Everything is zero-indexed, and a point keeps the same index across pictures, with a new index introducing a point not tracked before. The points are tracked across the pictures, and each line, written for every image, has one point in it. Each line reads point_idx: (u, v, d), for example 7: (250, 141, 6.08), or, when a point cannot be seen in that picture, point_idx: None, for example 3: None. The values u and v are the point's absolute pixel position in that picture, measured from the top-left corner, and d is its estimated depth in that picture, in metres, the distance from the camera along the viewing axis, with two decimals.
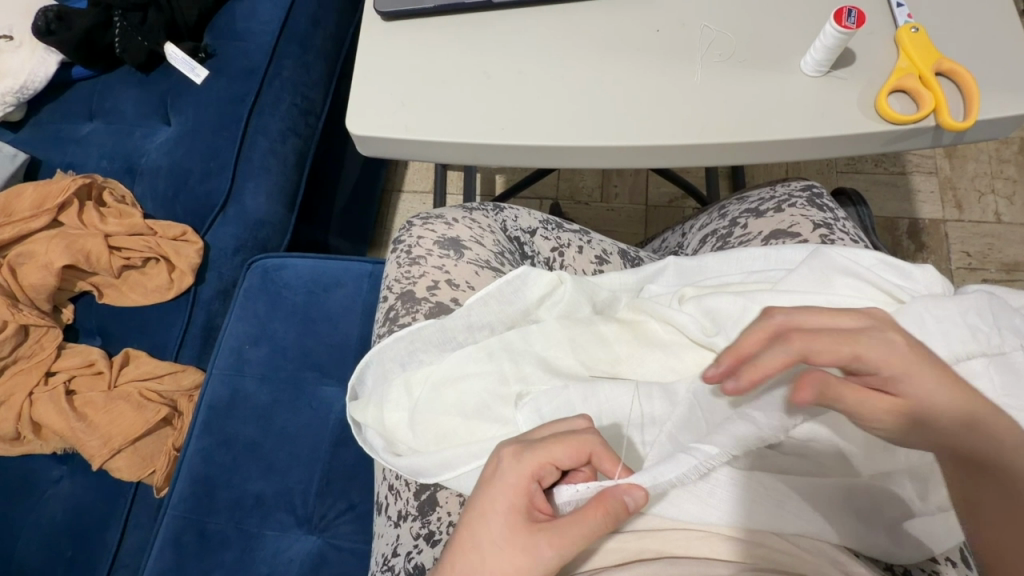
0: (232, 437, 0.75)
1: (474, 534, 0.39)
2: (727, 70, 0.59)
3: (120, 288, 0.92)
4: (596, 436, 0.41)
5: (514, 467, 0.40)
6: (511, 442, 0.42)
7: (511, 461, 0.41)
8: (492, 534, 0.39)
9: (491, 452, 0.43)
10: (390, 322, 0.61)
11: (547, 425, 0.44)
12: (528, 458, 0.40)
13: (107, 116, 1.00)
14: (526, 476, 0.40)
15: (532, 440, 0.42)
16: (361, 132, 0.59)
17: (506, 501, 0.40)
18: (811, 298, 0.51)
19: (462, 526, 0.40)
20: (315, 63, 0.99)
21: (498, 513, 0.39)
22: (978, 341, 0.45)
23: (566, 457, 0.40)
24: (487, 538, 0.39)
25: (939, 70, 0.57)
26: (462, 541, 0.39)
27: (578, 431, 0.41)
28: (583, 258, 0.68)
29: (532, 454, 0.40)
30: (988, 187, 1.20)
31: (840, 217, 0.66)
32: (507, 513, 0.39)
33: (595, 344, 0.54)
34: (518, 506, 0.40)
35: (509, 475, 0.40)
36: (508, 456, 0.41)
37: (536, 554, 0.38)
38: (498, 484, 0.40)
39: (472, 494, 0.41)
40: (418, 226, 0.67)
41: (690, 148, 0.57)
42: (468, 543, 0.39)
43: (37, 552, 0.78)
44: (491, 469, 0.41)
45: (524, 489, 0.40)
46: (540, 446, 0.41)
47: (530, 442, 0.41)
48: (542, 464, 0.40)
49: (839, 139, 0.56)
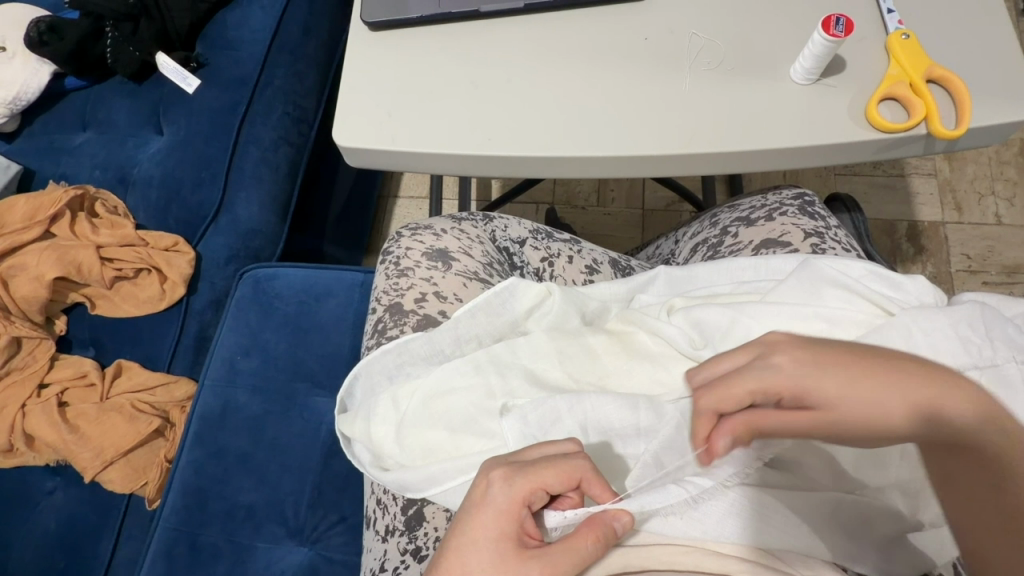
0: (224, 448, 0.75)
1: (464, 561, 0.38)
2: (716, 79, 0.58)
3: (113, 298, 0.92)
4: (585, 460, 0.41)
5: (505, 492, 0.40)
6: (502, 465, 0.41)
7: (501, 485, 0.40)
8: (482, 561, 0.38)
9: (478, 475, 0.42)
10: (378, 335, 0.61)
11: (537, 446, 0.43)
12: (519, 483, 0.40)
13: (99, 126, 1.00)
14: (517, 501, 0.39)
15: (521, 462, 0.41)
16: (347, 144, 0.59)
17: (496, 526, 0.39)
18: (800, 310, 0.50)
19: (450, 554, 0.39)
20: (307, 71, 0.99)
21: (488, 539, 0.39)
22: (970, 353, 0.44)
23: (557, 481, 0.40)
24: (476, 565, 0.38)
25: (931, 76, 0.56)
26: (450, 569, 0.38)
27: (567, 455, 0.41)
28: (573, 268, 0.67)
29: (523, 478, 0.40)
30: (988, 189, 1.19)
31: (833, 224, 0.65)
32: (497, 540, 0.39)
33: (582, 357, 0.54)
34: (508, 532, 0.39)
35: (500, 500, 0.39)
36: (498, 480, 0.40)
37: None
38: (489, 510, 0.39)
39: (459, 519, 0.40)
40: (406, 237, 0.66)
41: (678, 158, 0.56)
42: (456, 569, 0.38)
43: (31, 564, 0.78)
44: (480, 494, 0.40)
45: (514, 514, 0.39)
46: (531, 470, 0.40)
47: (520, 466, 0.41)
48: (532, 489, 0.40)
49: (829, 147, 0.55)
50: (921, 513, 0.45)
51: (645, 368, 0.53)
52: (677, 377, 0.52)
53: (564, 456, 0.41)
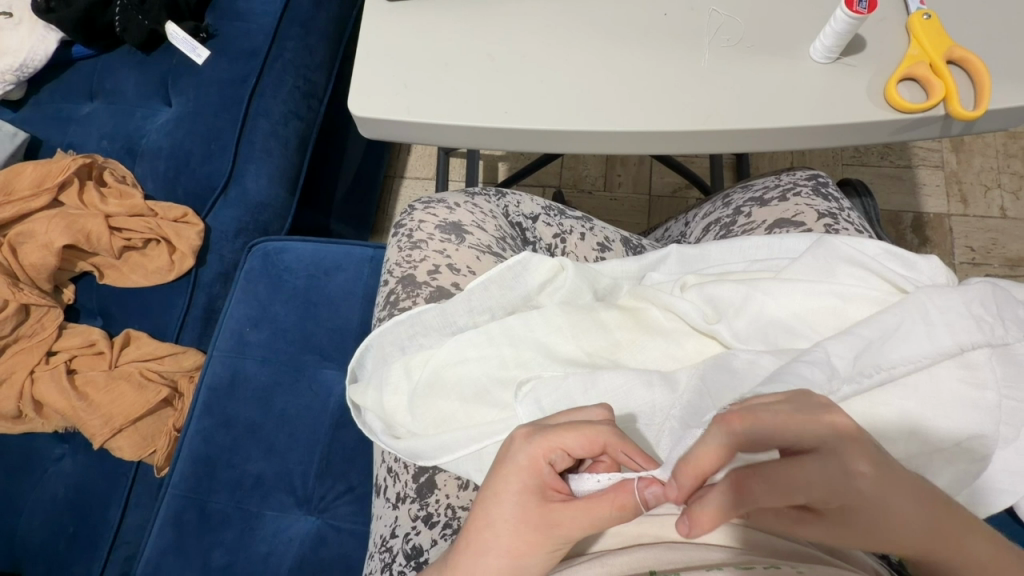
0: (232, 418, 0.75)
1: (487, 512, 0.39)
2: (735, 57, 0.58)
3: (121, 269, 0.92)
4: (608, 426, 0.40)
5: (525, 451, 0.40)
6: (524, 425, 0.42)
7: (522, 443, 0.40)
8: (506, 512, 0.39)
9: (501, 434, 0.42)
10: (390, 306, 0.61)
11: (565, 412, 0.43)
12: (539, 441, 0.40)
13: (107, 96, 0.99)
14: (538, 459, 0.39)
15: (544, 424, 0.41)
16: (361, 113, 0.58)
17: (518, 482, 0.39)
18: (815, 286, 0.50)
19: (476, 504, 0.40)
20: (317, 45, 0.98)
21: (511, 493, 0.39)
22: (983, 331, 0.45)
23: (577, 444, 0.39)
24: (499, 517, 0.39)
25: (951, 57, 0.56)
26: (475, 518, 0.39)
27: (594, 422, 0.40)
28: (585, 244, 0.67)
29: (542, 438, 0.40)
30: (994, 181, 1.19)
31: (845, 207, 0.65)
32: (519, 494, 0.39)
33: (595, 330, 0.54)
34: (531, 487, 0.39)
35: (521, 458, 0.39)
36: (519, 438, 0.41)
37: (551, 531, 0.38)
38: (509, 467, 0.40)
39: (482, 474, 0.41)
40: (419, 210, 0.67)
41: (695, 135, 0.56)
42: (480, 521, 0.39)
43: (40, 528, 0.79)
44: (502, 451, 0.41)
45: (535, 471, 0.39)
46: (550, 431, 0.40)
47: (542, 427, 0.40)
48: (553, 449, 0.39)
49: (848, 126, 0.55)
50: None
51: (657, 342, 0.53)
52: (688, 351, 0.52)
53: (587, 421, 0.40)
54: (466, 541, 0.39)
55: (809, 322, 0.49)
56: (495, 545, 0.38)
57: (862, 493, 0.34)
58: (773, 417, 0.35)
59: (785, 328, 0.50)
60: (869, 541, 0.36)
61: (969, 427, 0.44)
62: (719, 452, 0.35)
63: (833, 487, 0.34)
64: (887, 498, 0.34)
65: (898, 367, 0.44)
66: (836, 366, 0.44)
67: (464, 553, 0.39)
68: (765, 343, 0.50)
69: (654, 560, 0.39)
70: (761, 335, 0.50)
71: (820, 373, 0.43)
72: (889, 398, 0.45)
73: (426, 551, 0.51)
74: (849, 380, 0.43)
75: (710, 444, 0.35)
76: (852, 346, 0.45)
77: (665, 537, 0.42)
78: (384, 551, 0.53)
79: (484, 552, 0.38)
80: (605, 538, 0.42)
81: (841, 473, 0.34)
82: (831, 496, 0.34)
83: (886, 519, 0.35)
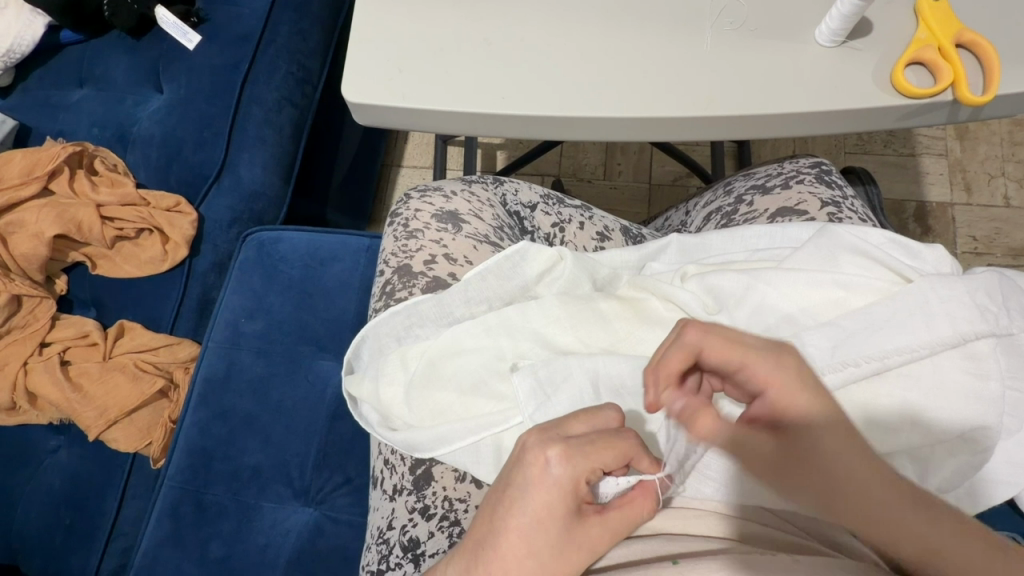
0: (229, 410, 0.75)
1: (531, 539, 0.37)
2: (738, 40, 0.56)
3: (115, 259, 0.91)
4: (636, 436, 0.40)
5: (566, 473, 0.38)
6: (558, 443, 0.38)
7: (562, 465, 0.38)
8: (549, 537, 0.37)
9: (530, 454, 0.39)
10: (386, 297, 0.60)
11: (577, 416, 0.41)
12: (581, 463, 0.38)
13: (97, 82, 0.97)
14: (579, 480, 0.38)
15: (575, 439, 0.39)
16: (354, 98, 0.57)
17: (561, 505, 0.37)
18: (818, 275, 0.49)
19: (516, 533, 0.37)
20: (311, 29, 0.96)
21: (555, 518, 0.37)
22: (987, 321, 0.44)
23: (613, 460, 0.39)
24: (543, 544, 0.37)
25: (960, 41, 0.55)
26: (516, 547, 0.37)
27: (618, 433, 0.40)
28: (584, 234, 0.66)
29: (584, 458, 0.38)
30: (999, 170, 1.18)
31: (849, 195, 0.64)
32: (561, 518, 0.37)
33: (594, 320, 0.53)
34: (571, 507, 0.38)
35: (564, 481, 0.38)
36: (558, 460, 0.38)
37: (593, 549, 0.38)
38: (553, 490, 0.37)
39: (517, 500, 0.38)
40: (415, 198, 0.65)
41: (697, 121, 0.55)
42: (522, 550, 0.37)
43: (37, 518, 0.79)
44: (540, 474, 0.38)
45: (575, 492, 0.38)
46: (590, 451, 0.38)
47: (579, 446, 0.38)
48: (593, 470, 0.38)
49: (854, 112, 0.54)
50: (929, 478, 0.44)
51: (657, 332, 0.52)
52: None
53: (615, 434, 0.40)
54: (505, 570, 0.37)
55: (811, 312, 0.49)
56: (539, 572, 0.37)
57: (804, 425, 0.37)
58: (730, 351, 0.39)
59: (787, 318, 0.49)
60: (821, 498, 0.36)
61: (971, 418, 0.43)
62: (686, 357, 0.40)
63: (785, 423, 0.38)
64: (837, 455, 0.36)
65: (892, 356, 0.44)
66: (809, 355, 0.45)
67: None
68: (771, 332, 0.49)
69: (651, 551, 0.39)
70: (762, 325, 0.49)
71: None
72: (889, 388, 0.44)
73: (423, 543, 0.51)
74: (829, 370, 0.44)
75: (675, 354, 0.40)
76: (831, 336, 0.45)
77: (663, 530, 0.42)
78: (382, 543, 0.53)
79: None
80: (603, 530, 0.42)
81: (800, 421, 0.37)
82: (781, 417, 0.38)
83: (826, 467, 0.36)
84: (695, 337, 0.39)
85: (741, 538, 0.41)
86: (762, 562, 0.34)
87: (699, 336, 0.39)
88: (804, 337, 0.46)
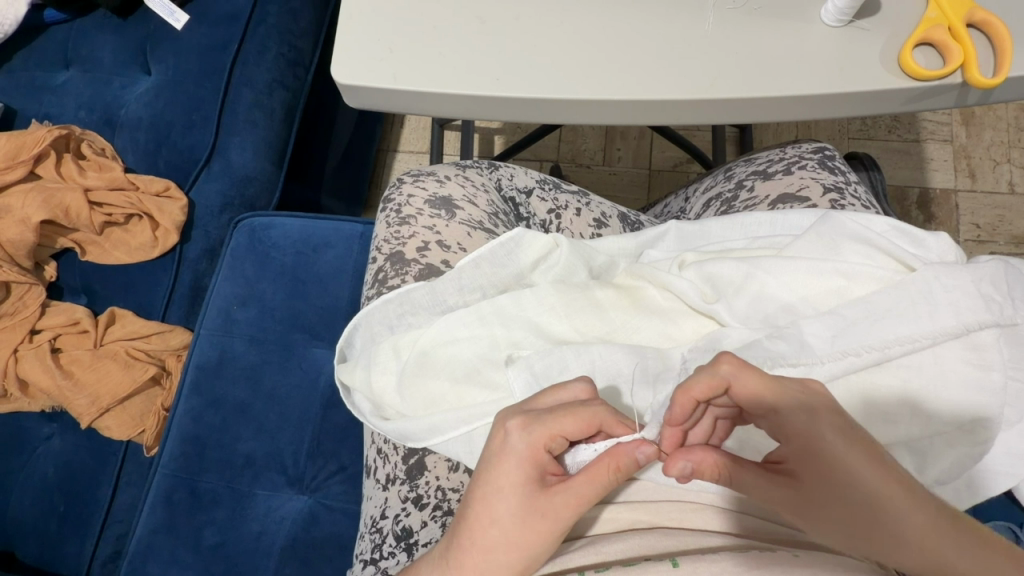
0: (221, 397, 0.74)
1: (493, 507, 0.38)
2: (741, 19, 0.54)
3: (104, 245, 0.89)
4: (602, 405, 0.39)
5: (524, 441, 0.38)
6: (517, 413, 0.40)
7: (519, 433, 0.39)
8: (510, 505, 0.38)
9: (493, 426, 0.40)
10: (378, 284, 0.59)
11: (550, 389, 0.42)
12: (538, 431, 0.39)
13: (82, 64, 0.95)
14: (539, 447, 0.38)
15: (537, 410, 0.40)
16: (344, 80, 0.55)
17: (520, 474, 0.38)
18: (819, 264, 0.48)
19: (478, 501, 0.38)
20: (302, 9, 0.93)
21: (514, 486, 0.38)
22: (991, 311, 0.43)
23: (575, 428, 0.39)
24: (503, 512, 0.38)
25: (971, 20, 0.53)
26: (480, 516, 0.38)
27: (583, 402, 0.40)
28: (581, 220, 0.65)
29: (540, 425, 0.39)
30: (1004, 156, 1.15)
31: (852, 181, 0.63)
32: (522, 486, 0.38)
33: (589, 310, 0.51)
34: (533, 477, 0.38)
35: (521, 449, 0.38)
36: (515, 428, 0.39)
37: (557, 518, 0.37)
38: (510, 459, 0.38)
39: (481, 471, 0.39)
40: (408, 183, 0.64)
41: (699, 104, 0.53)
42: (484, 518, 0.38)
43: (32, 504, 0.80)
44: (499, 444, 0.39)
45: (537, 460, 0.38)
46: (549, 418, 0.39)
47: (537, 415, 0.39)
48: (552, 437, 0.39)
49: (861, 95, 0.52)
50: (928, 469, 0.44)
51: (653, 322, 0.51)
52: (685, 332, 0.50)
53: (582, 404, 0.39)
54: (470, 539, 0.38)
55: (812, 301, 0.47)
56: (503, 541, 0.37)
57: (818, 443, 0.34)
58: (757, 378, 0.35)
59: (785, 307, 0.48)
60: (812, 510, 0.34)
61: (968, 408, 0.43)
62: (713, 389, 0.35)
63: (801, 443, 0.34)
64: (870, 476, 0.33)
65: (893, 347, 0.43)
66: (808, 345, 0.44)
67: (470, 551, 0.37)
68: (771, 321, 0.48)
69: (651, 546, 0.39)
70: (761, 316, 0.48)
71: (788, 349, 0.44)
72: (889, 378, 0.43)
73: (415, 532, 0.50)
74: (828, 361, 0.43)
75: (704, 382, 0.35)
76: (831, 325, 0.44)
77: (659, 523, 0.42)
78: (374, 532, 0.52)
79: (493, 548, 0.37)
80: (601, 522, 0.42)
81: (808, 413, 0.34)
82: (796, 441, 0.35)
83: (851, 487, 0.33)
84: (729, 371, 0.35)
85: (745, 532, 0.40)
86: (767, 561, 0.34)
87: (734, 371, 0.35)
88: (802, 327, 0.45)
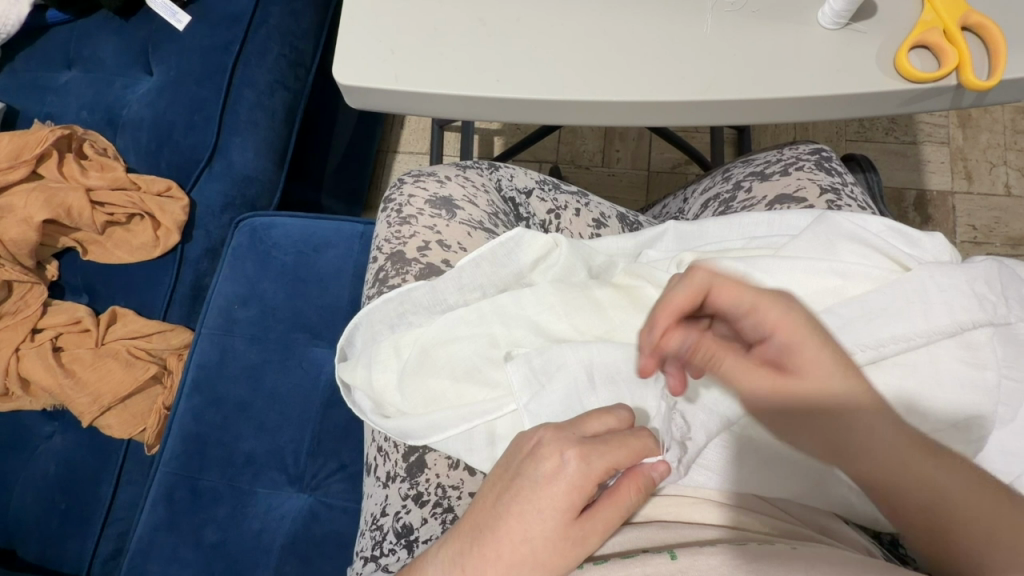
0: (222, 396, 0.75)
1: (528, 525, 0.37)
2: (739, 21, 0.55)
3: (106, 245, 0.90)
4: (651, 438, 0.40)
5: (579, 470, 0.38)
6: (574, 440, 0.39)
7: (576, 463, 0.38)
8: (546, 527, 0.37)
9: (543, 447, 0.39)
10: (379, 283, 0.59)
11: (594, 414, 0.41)
12: (596, 462, 0.38)
13: (84, 64, 0.95)
14: (593, 480, 0.38)
15: (591, 437, 0.39)
16: (346, 81, 0.55)
17: (565, 499, 0.37)
18: (815, 264, 0.48)
19: (512, 517, 0.38)
20: (304, 10, 0.93)
21: (556, 510, 0.37)
22: (985, 310, 0.44)
23: (628, 460, 0.39)
24: (538, 533, 0.37)
25: (965, 23, 0.54)
26: (513, 531, 0.38)
27: (635, 433, 0.40)
28: (580, 221, 0.65)
29: (599, 458, 0.38)
30: (1000, 158, 1.16)
31: (849, 182, 0.63)
32: (563, 510, 0.37)
33: (588, 310, 0.52)
34: (576, 505, 0.38)
35: (575, 479, 0.38)
36: (573, 458, 0.38)
37: (587, 544, 0.38)
38: (561, 485, 0.37)
39: (523, 489, 0.38)
40: (409, 183, 0.65)
41: (697, 105, 0.54)
42: (516, 535, 0.37)
43: (33, 502, 0.80)
44: (553, 469, 0.38)
45: (586, 490, 0.38)
46: (605, 450, 0.38)
47: (594, 445, 0.38)
48: (606, 470, 0.38)
49: (857, 97, 0.53)
50: None
51: None
52: None
53: (630, 434, 0.40)
54: (498, 550, 0.38)
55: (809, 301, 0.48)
56: (531, 560, 0.37)
57: (821, 374, 0.38)
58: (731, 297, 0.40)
59: None
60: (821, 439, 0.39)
61: (966, 408, 0.43)
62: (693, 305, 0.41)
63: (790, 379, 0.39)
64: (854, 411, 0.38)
65: (887, 345, 0.43)
66: None
67: (495, 562, 0.38)
68: None
69: (648, 539, 0.39)
70: None
71: None
72: (884, 376, 0.44)
73: (416, 529, 0.51)
74: None
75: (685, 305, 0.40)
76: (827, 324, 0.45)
77: (657, 518, 0.42)
78: (375, 529, 0.53)
79: (519, 564, 0.37)
80: None
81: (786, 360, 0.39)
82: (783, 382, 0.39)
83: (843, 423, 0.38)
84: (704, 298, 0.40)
85: (738, 525, 0.41)
86: (759, 556, 0.35)
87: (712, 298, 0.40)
88: None
